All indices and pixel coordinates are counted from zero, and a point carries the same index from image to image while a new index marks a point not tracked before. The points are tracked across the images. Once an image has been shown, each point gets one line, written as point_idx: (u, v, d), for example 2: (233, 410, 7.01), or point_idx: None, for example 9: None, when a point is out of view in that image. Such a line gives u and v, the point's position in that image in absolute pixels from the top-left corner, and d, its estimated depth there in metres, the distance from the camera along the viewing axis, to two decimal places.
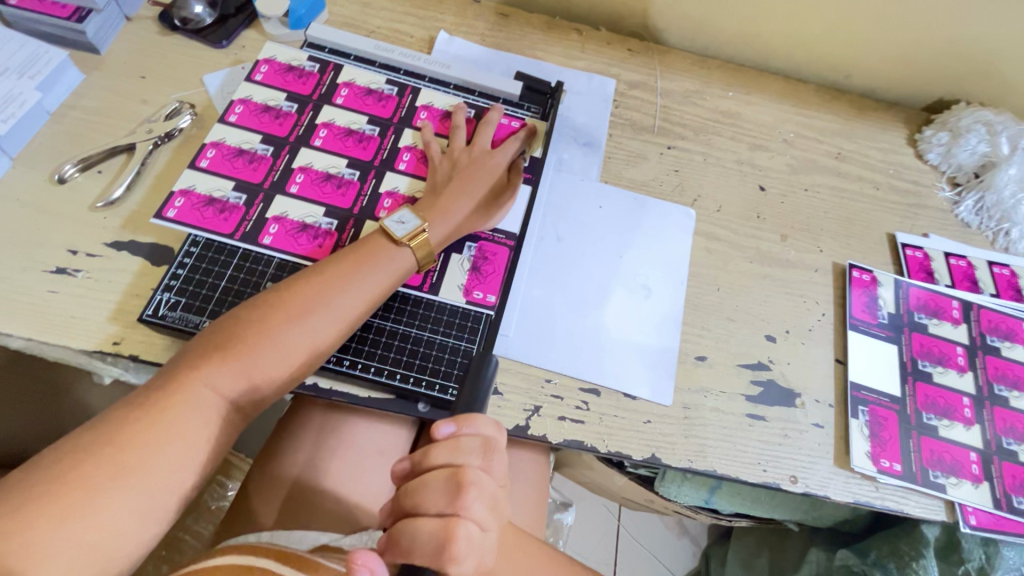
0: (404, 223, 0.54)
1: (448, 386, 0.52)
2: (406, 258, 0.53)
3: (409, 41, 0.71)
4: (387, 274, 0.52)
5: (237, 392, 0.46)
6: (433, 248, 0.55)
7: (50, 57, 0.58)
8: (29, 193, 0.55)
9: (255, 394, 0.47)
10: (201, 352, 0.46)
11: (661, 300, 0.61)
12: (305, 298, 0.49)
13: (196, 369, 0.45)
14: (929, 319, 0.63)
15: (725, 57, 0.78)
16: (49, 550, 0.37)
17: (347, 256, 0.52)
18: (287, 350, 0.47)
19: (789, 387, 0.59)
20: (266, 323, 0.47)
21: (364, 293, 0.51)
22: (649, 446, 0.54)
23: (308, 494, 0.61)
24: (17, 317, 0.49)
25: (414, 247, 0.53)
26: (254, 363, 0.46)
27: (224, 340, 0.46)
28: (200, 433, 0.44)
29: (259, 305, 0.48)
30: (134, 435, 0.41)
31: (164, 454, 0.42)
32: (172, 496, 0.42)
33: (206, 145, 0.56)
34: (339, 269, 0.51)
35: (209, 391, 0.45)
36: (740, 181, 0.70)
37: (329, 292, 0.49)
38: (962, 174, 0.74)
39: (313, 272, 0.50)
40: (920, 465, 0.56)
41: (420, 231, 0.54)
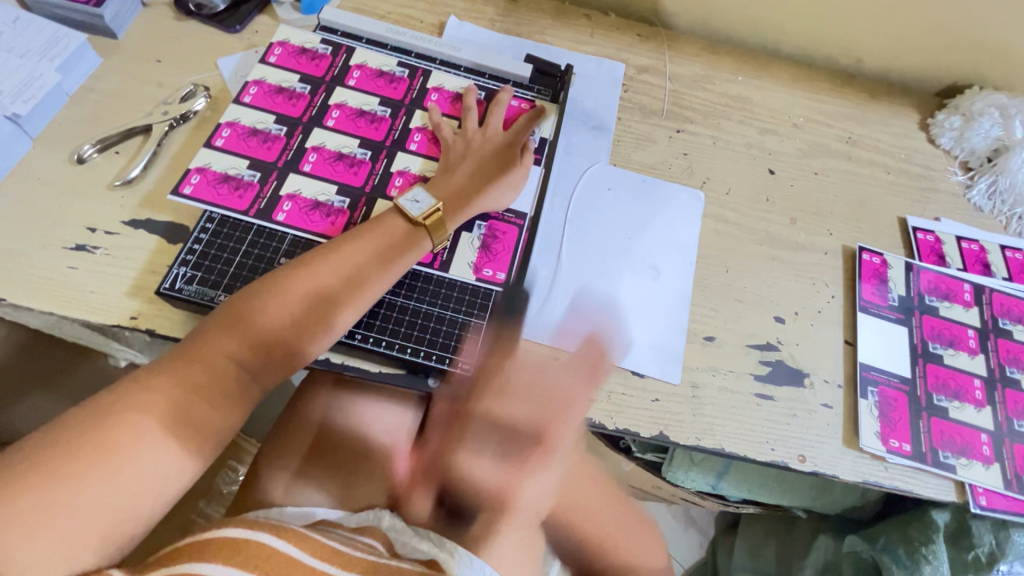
0: (418, 202, 0.55)
1: (458, 359, 0.52)
2: (421, 236, 0.54)
3: (419, 26, 0.72)
4: (403, 252, 0.53)
5: (254, 363, 0.47)
6: (447, 227, 0.55)
7: (69, 40, 0.59)
8: (50, 173, 0.56)
9: (270, 366, 0.48)
10: (223, 322, 0.47)
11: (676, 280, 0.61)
12: (322, 274, 0.50)
13: (216, 338, 0.46)
14: (939, 302, 0.63)
15: (735, 42, 0.78)
16: (65, 510, 0.38)
17: (363, 233, 0.53)
18: (305, 325, 0.48)
19: (797, 368, 0.59)
20: (286, 295, 0.49)
21: (379, 270, 0.52)
22: (657, 424, 0.54)
23: (314, 470, 0.62)
24: (39, 291, 0.51)
25: (428, 227, 0.54)
26: (272, 335, 0.48)
27: (244, 312, 0.48)
28: (217, 401, 0.45)
29: (278, 278, 0.49)
30: (150, 400, 0.43)
31: (180, 421, 0.43)
32: (189, 463, 0.43)
33: (221, 124, 0.57)
34: (355, 245, 0.52)
35: (229, 362, 0.46)
36: (749, 165, 0.70)
37: (346, 268, 0.50)
38: (974, 159, 0.73)
39: (330, 248, 0.51)
40: (930, 446, 0.56)
41: (435, 210, 0.55)
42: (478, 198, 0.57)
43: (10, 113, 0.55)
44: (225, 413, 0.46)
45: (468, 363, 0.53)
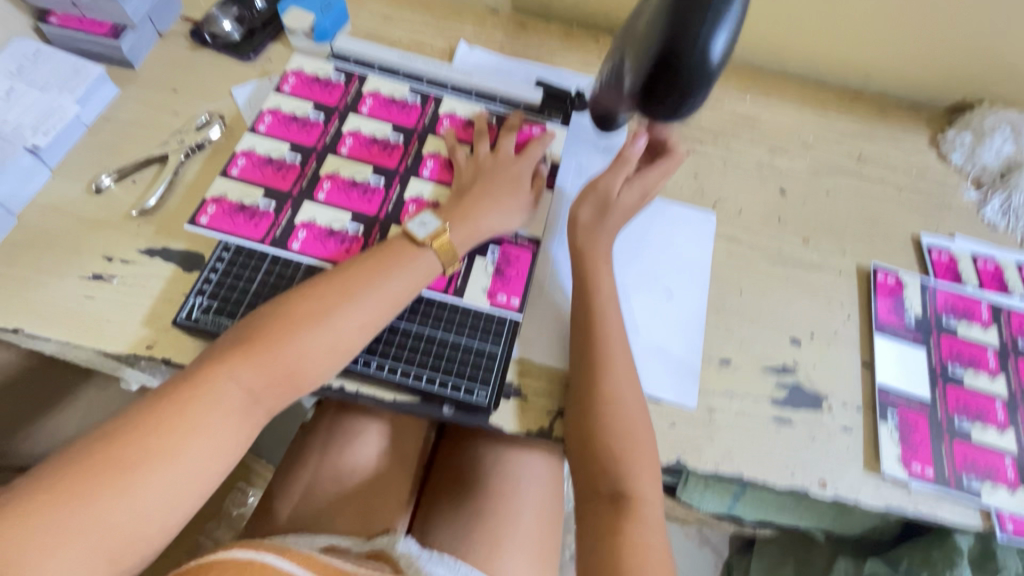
0: (426, 225, 0.55)
1: (473, 388, 0.52)
2: (431, 261, 0.54)
3: (430, 52, 0.73)
4: (412, 276, 0.53)
5: (259, 386, 0.47)
6: (456, 251, 0.55)
7: (88, 72, 0.60)
8: (68, 202, 0.57)
9: (277, 389, 0.47)
10: (232, 347, 0.47)
11: (619, 282, 0.61)
12: (330, 303, 0.49)
13: (223, 362, 0.46)
14: (957, 321, 0.62)
15: (743, 62, 0.79)
16: (77, 527, 0.39)
17: (371, 257, 0.53)
18: (310, 347, 0.48)
19: (815, 390, 0.58)
20: (284, 319, 0.48)
21: (388, 295, 0.51)
22: (674, 450, 0.54)
23: (323, 497, 0.62)
24: (57, 321, 0.51)
25: (436, 248, 0.54)
26: (278, 359, 0.47)
27: (249, 334, 0.47)
28: (224, 426, 0.45)
29: (287, 302, 0.49)
30: (161, 421, 0.43)
31: (188, 444, 0.43)
32: (198, 484, 0.43)
33: (237, 153, 0.58)
34: (364, 271, 0.51)
35: (234, 385, 0.46)
36: (760, 185, 0.70)
37: (355, 294, 0.50)
38: (987, 175, 0.73)
39: (337, 272, 0.51)
40: (953, 470, 0.55)
41: (442, 233, 0.54)
42: (487, 222, 0.57)
43: (30, 146, 0.56)
44: (234, 437, 0.46)
45: (483, 392, 0.52)
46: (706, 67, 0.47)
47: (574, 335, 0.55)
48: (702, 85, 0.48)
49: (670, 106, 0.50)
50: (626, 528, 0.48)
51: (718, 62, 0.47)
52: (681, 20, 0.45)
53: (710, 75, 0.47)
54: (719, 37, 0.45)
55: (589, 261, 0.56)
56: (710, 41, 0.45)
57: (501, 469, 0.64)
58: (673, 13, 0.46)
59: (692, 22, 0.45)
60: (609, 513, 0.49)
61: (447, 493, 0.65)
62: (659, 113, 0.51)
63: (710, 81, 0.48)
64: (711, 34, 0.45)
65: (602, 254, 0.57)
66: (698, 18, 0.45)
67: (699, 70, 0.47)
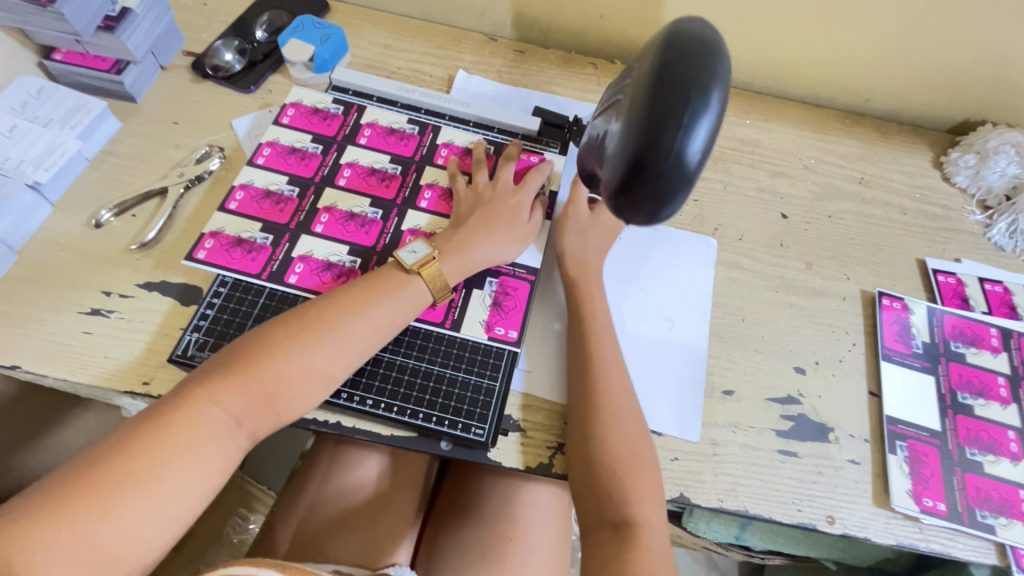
0: (415, 252, 0.55)
1: (471, 425, 0.51)
2: (420, 290, 0.53)
3: (429, 80, 0.73)
4: (400, 304, 0.52)
5: (241, 411, 0.46)
6: (446, 281, 0.54)
7: (90, 107, 0.61)
8: (68, 237, 0.57)
9: (259, 415, 0.47)
10: (215, 371, 0.46)
11: (613, 311, 0.60)
12: (315, 330, 0.49)
13: (207, 387, 0.45)
14: (966, 348, 0.61)
15: (741, 86, 0.79)
16: (58, 550, 0.38)
17: (358, 285, 0.52)
18: (290, 372, 0.47)
19: (821, 422, 0.57)
20: (265, 343, 0.48)
21: (374, 322, 0.51)
22: (677, 485, 0.53)
23: (318, 529, 0.61)
24: (54, 357, 0.51)
25: (424, 275, 0.53)
26: (259, 385, 0.46)
27: (230, 359, 0.47)
28: (207, 451, 0.44)
29: (273, 329, 0.49)
30: (146, 445, 0.42)
31: (172, 468, 0.42)
32: (183, 509, 0.43)
33: (236, 187, 0.59)
34: (351, 298, 0.51)
35: (214, 410, 0.45)
36: (761, 210, 0.69)
37: (341, 321, 0.50)
38: (992, 198, 0.72)
39: (323, 299, 0.51)
40: (966, 505, 0.53)
41: (431, 261, 0.54)
42: (481, 252, 0.56)
43: (31, 182, 0.56)
44: (219, 462, 0.45)
45: (480, 429, 0.51)
46: (684, 170, 0.34)
47: (571, 364, 0.54)
48: (683, 186, 0.35)
49: (648, 210, 0.37)
50: (632, 557, 0.46)
51: (699, 162, 0.34)
52: (654, 113, 0.33)
53: (688, 180, 0.34)
54: (699, 128, 0.33)
55: (583, 288, 0.57)
56: (687, 141, 0.33)
57: (504, 502, 0.63)
58: (644, 101, 0.34)
59: (666, 118, 0.33)
60: (612, 542, 0.48)
61: (449, 527, 0.64)
62: (634, 215, 0.38)
63: (691, 184, 0.35)
64: (689, 130, 0.33)
65: (595, 281, 0.57)
66: (673, 112, 0.33)
67: (674, 176, 0.34)
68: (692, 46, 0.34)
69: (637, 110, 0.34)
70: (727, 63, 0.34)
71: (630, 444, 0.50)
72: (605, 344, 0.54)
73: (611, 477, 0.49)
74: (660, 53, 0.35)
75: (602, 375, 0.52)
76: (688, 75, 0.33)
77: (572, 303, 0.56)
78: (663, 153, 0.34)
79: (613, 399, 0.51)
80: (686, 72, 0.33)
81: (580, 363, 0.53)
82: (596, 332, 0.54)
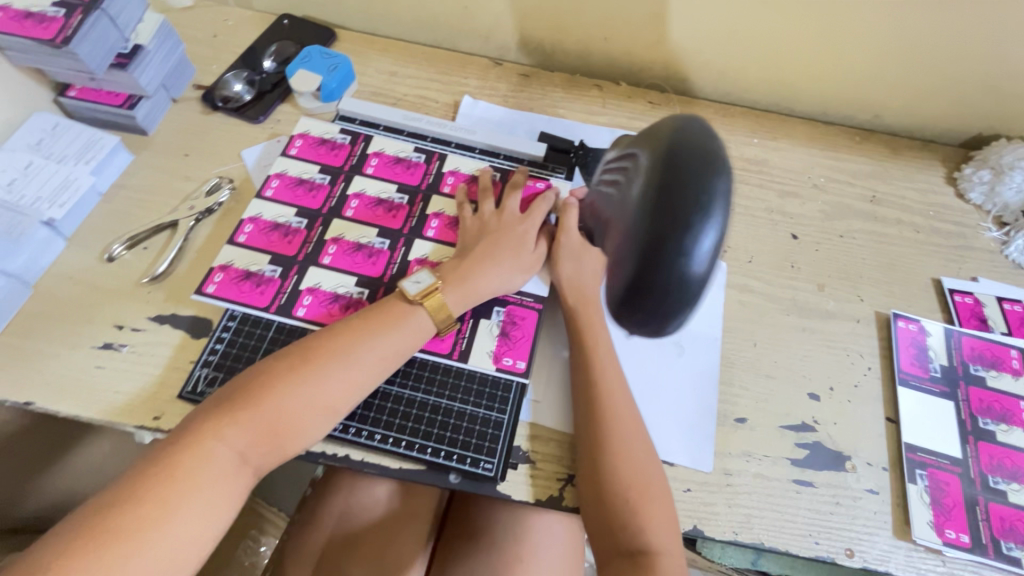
0: (420, 282, 0.55)
1: (481, 459, 0.51)
2: (423, 322, 0.53)
3: (435, 106, 0.74)
4: (403, 336, 0.52)
5: (246, 446, 0.46)
6: (450, 313, 0.54)
7: (103, 143, 0.62)
8: (82, 271, 0.58)
9: (264, 449, 0.47)
10: (220, 407, 0.46)
11: (620, 337, 0.59)
12: (319, 363, 0.49)
13: (211, 424, 0.45)
14: (986, 371, 0.59)
15: (748, 105, 0.78)
16: None
17: (360, 316, 0.52)
18: (293, 406, 0.47)
19: (838, 450, 0.56)
20: (268, 377, 0.48)
21: (378, 354, 0.51)
22: (690, 518, 0.52)
23: (328, 560, 0.61)
24: (67, 393, 0.52)
25: (428, 305, 0.53)
26: (264, 419, 0.46)
27: (234, 393, 0.47)
28: (214, 489, 0.44)
29: (277, 363, 0.49)
30: (152, 487, 0.42)
31: (181, 507, 0.42)
32: (193, 549, 0.42)
33: (245, 220, 0.59)
34: (352, 330, 0.51)
35: (219, 446, 0.45)
36: (771, 231, 0.69)
37: (345, 353, 0.50)
38: (1008, 214, 0.70)
39: (325, 332, 0.51)
40: (992, 536, 0.52)
41: (435, 291, 0.54)
42: (486, 282, 0.56)
43: (46, 219, 0.57)
44: (226, 501, 0.45)
45: (490, 463, 0.51)
46: (690, 286, 0.38)
47: (576, 392, 0.54)
48: (688, 301, 0.39)
49: (657, 319, 0.42)
50: None
51: (704, 275, 0.38)
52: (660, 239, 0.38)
53: (695, 294, 0.39)
54: (703, 247, 0.37)
55: (587, 317, 0.56)
56: (692, 261, 0.38)
57: (518, 533, 0.62)
58: (652, 222, 0.38)
59: (669, 236, 0.38)
60: None
61: (460, 554, 0.63)
62: (642, 322, 0.42)
63: (698, 296, 0.39)
64: (694, 251, 0.37)
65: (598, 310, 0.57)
66: (677, 239, 0.37)
67: (681, 292, 0.39)
68: (694, 171, 0.38)
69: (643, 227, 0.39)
70: (725, 180, 0.39)
71: (638, 475, 0.49)
72: (607, 373, 0.53)
73: (621, 509, 0.48)
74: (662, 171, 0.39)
75: (608, 403, 0.52)
76: (689, 204, 0.38)
77: (576, 330, 0.56)
78: (669, 273, 0.38)
79: (619, 428, 0.51)
80: (688, 200, 0.37)
81: (585, 393, 0.53)
82: (601, 360, 0.54)
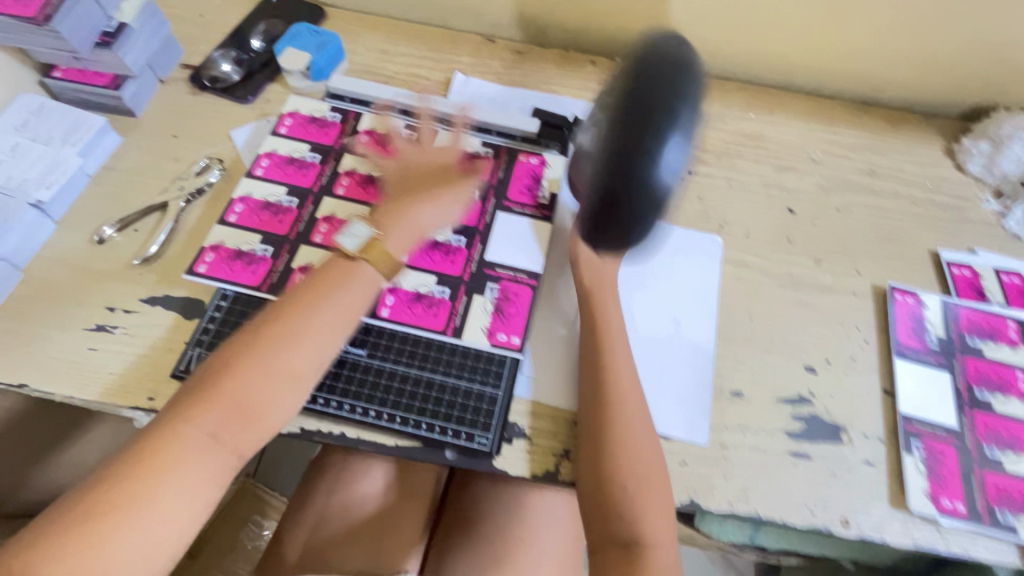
0: (357, 236, 0.53)
1: (475, 434, 0.51)
2: (370, 274, 0.52)
3: (426, 84, 0.73)
4: (355, 296, 0.51)
5: (217, 425, 0.45)
6: (392, 258, 0.53)
7: (90, 124, 0.61)
8: (72, 254, 0.57)
9: (237, 426, 0.46)
10: (186, 397, 0.46)
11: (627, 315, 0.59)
12: (274, 337, 0.48)
13: (181, 408, 0.45)
14: (983, 343, 0.59)
15: (746, 79, 0.77)
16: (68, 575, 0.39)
17: (310, 282, 0.51)
18: (256, 381, 0.46)
19: (833, 422, 0.56)
20: (228, 355, 0.47)
21: (332, 318, 0.50)
22: (686, 491, 0.52)
23: (327, 537, 0.61)
24: (60, 375, 0.51)
25: (369, 257, 0.52)
26: (230, 398, 0.46)
27: (198, 377, 0.47)
28: (193, 467, 0.44)
29: (235, 344, 0.48)
30: (131, 469, 0.42)
31: (161, 485, 0.43)
32: (179, 522, 0.43)
33: (235, 200, 0.58)
34: (304, 297, 0.50)
35: (187, 428, 0.44)
36: (767, 205, 0.68)
37: (298, 323, 0.49)
38: (1007, 184, 0.69)
39: (280, 304, 0.50)
40: (987, 505, 0.52)
41: (375, 241, 0.53)
42: (426, 227, 0.56)
43: (34, 200, 0.57)
44: (206, 477, 0.45)
45: (485, 438, 0.51)
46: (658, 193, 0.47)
47: (584, 372, 0.53)
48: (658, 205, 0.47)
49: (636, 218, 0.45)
50: None
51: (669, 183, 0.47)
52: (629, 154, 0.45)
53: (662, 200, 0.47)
54: (665, 158, 0.46)
55: (597, 297, 0.55)
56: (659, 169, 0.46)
57: (518, 512, 0.62)
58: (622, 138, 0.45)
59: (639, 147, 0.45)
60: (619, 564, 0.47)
61: (460, 532, 0.64)
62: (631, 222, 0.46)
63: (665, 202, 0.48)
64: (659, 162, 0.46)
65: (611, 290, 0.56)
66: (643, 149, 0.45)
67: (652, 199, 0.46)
68: (659, 89, 0.46)
69: (616, 144, 0.46)
70: (688, 101, 0.46)
71: (644, 458, 0.49)
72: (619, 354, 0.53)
73: (621, 489, 0.48)
74: (639, 85, 0.46)
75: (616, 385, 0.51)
76: (654, 117, 0.45)
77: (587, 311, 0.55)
78: (639, 176, 0.45)
79: (624, 410, 0.50)
80: (653, 115, 0.45)
81: (594, 374, 0.52)
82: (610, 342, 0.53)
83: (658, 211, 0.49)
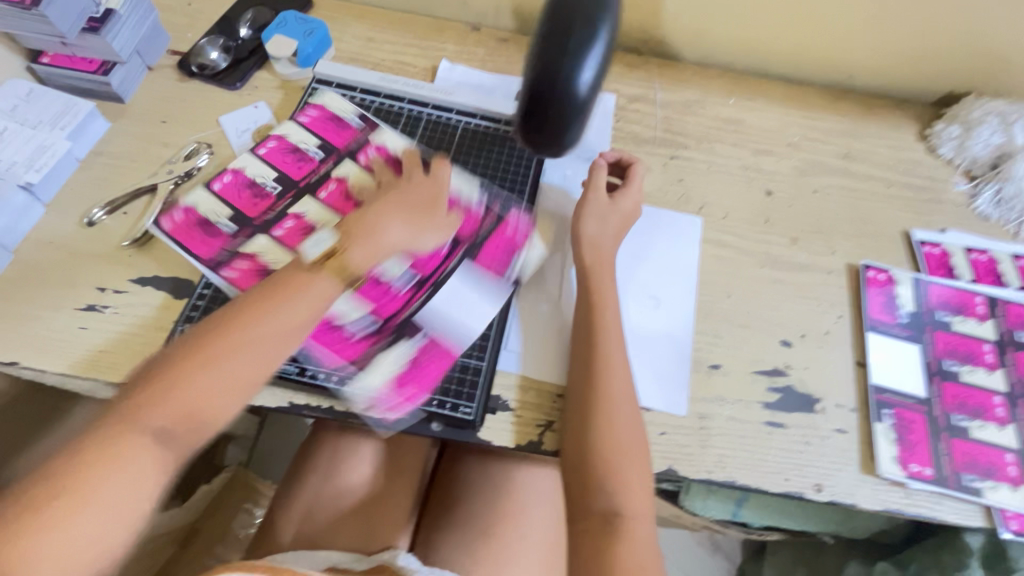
0: (319, 244, 0.52)
1: (460, 404, 0.53)
2: (321, 289, 0.49)
3: (412, 71, 0.74)
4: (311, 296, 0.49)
5: (168, 422, 0.43)
6: (350, 271, 0.51)
7: (78, 108, 0.62)
8: (62, 236, 0.58)
9: (189, 423, 0.43)
10: (137, 391, 0.43)
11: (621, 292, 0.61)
12: (226, 334, 0.46)
13: (133, 399, 0.43)
14: (952, 317, 0.61)
15: (726, 66, 0.79)
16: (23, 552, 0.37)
17: (266, 285, 0.49)
18: (207, 381, 0.44)
19: (808, 393, 0.58)
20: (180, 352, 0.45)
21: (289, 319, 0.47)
22: (665, 459, 0.54)
23: (319, 514, 0.62)
24: (52, 353, 0.52)
25: (327, 266, 0.50)
26: (181, 395, 0.43)
27: (149, 371, 0.44)
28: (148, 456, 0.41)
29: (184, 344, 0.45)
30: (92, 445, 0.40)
31: (116, 467, 0.40)
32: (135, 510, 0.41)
33: (228, 170, 0.60)
34: (260, 299, 0.48)
35: (137, 423, 0.42)
36: (745, 187, 0.70)
37: (251, 324, 0.46)
38: (977, 167, 0.72)
39: (236, 303, 0.48)
40: (953, 469, 0.54)
41: (335, 250, 0.51)
42: (383, 241, 0.54)
43: (23, 182, 0.57)
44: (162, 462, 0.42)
45: (469, 407, 0.53)
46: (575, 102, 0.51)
47: (576, 346, 0.55)
48: (571, 117, 0.53)
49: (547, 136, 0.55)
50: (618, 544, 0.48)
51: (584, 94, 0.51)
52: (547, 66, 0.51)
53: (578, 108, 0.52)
54: (583, 72, 0.50)
55: (595, 274, 0.57)
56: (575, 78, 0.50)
57: (507, 487, 0.64)
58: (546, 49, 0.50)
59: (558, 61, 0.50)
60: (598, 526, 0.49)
61: (450, 509, 0.65)
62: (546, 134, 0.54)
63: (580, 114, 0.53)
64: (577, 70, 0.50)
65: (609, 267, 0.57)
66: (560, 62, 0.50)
67: (568, 98, 0.51)
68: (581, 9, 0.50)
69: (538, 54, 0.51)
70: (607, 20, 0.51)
71: (630, 427, 0.51)
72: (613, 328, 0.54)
73: (604, 456, 0.50)
74: None
75: (608, 356, 0.53)
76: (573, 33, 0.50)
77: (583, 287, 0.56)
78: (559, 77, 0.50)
79: (615, 380, 0.52)
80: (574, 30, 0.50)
81: (587, 346, 0.54)
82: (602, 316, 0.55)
83: (579, 118, 0.53)
